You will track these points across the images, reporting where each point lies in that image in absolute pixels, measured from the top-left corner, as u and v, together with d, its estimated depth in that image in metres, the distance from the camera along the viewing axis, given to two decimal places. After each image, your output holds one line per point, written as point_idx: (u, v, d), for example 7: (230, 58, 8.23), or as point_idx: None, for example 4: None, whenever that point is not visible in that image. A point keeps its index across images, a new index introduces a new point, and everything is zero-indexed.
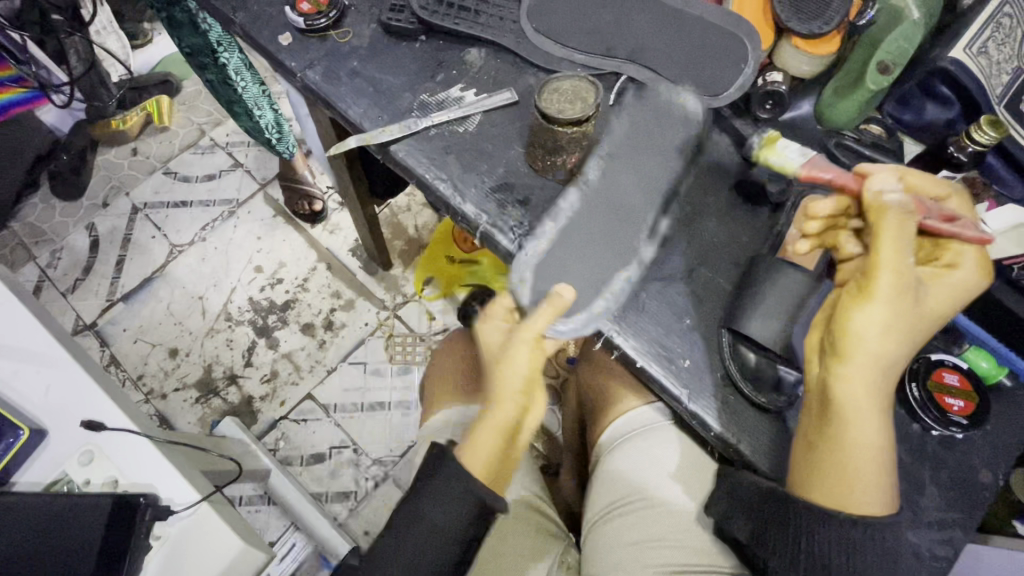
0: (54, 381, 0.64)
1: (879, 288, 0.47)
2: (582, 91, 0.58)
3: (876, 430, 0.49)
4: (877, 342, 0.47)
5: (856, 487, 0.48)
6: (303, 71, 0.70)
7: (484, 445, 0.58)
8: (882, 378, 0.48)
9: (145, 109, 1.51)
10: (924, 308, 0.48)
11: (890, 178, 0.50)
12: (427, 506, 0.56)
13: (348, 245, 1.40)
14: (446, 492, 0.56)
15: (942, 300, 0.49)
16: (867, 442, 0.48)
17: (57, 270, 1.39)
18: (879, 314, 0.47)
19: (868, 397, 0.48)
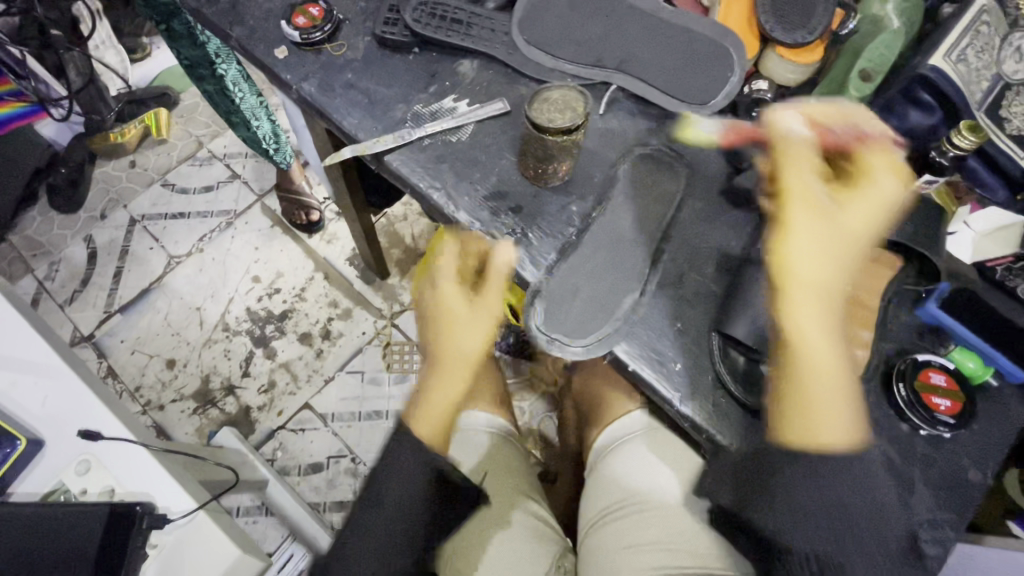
0: (51, 391, 0.64)
1: (793, 216, 0.53)
2: (572, 102, 0.59)
3: (829, 346, 0.51)
4: (806, 263, 0.52)
5: (819, 407, 0.51)
6: (299, 83, 0.72)
7: (433, 412, 0.63)
8: (820, 295, 0.52)
9: (144, 122, 1.53)
10: (839, 229, 0.53)
11: (795, 116, 0.57)
12: (392, 480, 0.61)
13: (346, 254, 1.41)
14: (406, 465, 0.61)
15: (863, 215, 0.53)
16: (823, 359, 0.51)
17: (55, 283, 1.40)
18: (801, 240, 0.52)
19: (812, 312, 0.51)
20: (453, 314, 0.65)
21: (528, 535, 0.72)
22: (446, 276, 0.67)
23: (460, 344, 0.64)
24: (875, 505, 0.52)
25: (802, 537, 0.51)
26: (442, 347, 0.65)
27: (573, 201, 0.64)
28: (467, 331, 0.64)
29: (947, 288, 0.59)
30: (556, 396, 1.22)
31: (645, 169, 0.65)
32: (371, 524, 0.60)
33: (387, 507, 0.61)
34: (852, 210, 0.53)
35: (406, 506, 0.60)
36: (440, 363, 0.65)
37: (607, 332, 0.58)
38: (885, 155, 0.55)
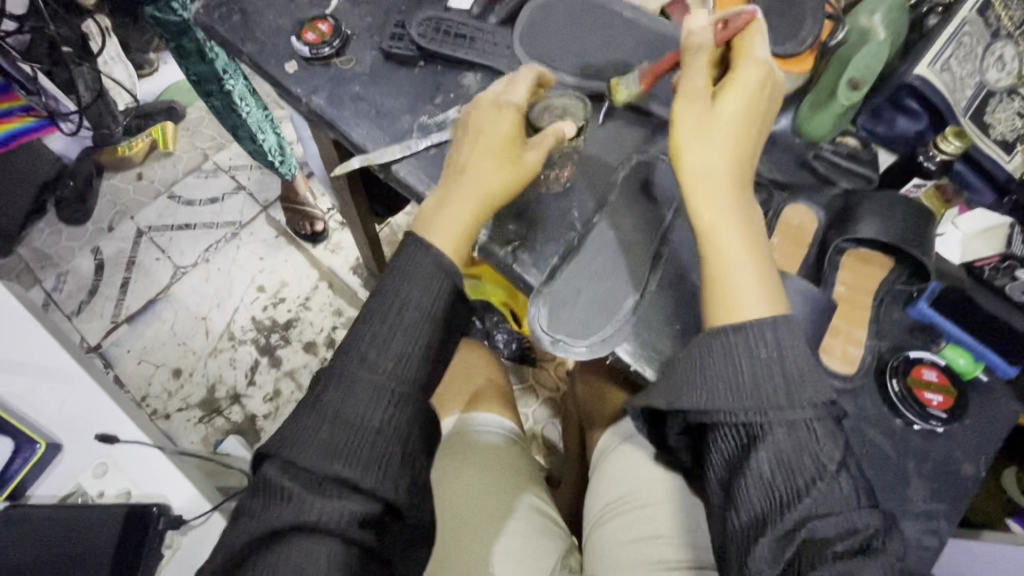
0: (68, 396, 0.66)
1: (681, 123, 0.55)
2: (575, 109, 0.67)
3: (738, 224, 0.54)
4: (703, 157, 0.54)
5: (735, 280, 0.53)
6: (308, 96, 0.74)
7: (446, 228, 0.58)
8: (722, 184, 0.54)
9: (151, 135, 1.57)
10: (738, 123, 0.55)
11: (694, 20, 0.57)
12: (388, 324, 0.54)
13: (350, 263, 1.43)
14: (421, 275, 0.55)
15: (742, 107, 0.55)
16: (735, 243, 0.54)
17: (63, 294, 1.42)
18: (697, 138, 0.54)
19: (718, 199, 0.54)
20: (497, 140, 0.60)
21: (527, 530, 0.74)
22: (506, 101, 0.61)
23: (491, 171, 0.59)
24: (787, 364, 0.50)
25: (726, 406, 0.50)
26: (470, 169, 0.59)
27: (574, 207, 0.67)
28: (503, 161, 0.59)
29: (937, 287, 0.62)
30: (558, 401, 1.24)
31: (644, 175, 0.67)
32: (363, 364, 0.53)
33: (377, 359, 0.53)
34: (728, 105, 0.54)
35: (409, 355, 0.53)
36: (466, 181, 0.59)
37: (607, 334, 0.60)
38: (756, 46, 0.56)
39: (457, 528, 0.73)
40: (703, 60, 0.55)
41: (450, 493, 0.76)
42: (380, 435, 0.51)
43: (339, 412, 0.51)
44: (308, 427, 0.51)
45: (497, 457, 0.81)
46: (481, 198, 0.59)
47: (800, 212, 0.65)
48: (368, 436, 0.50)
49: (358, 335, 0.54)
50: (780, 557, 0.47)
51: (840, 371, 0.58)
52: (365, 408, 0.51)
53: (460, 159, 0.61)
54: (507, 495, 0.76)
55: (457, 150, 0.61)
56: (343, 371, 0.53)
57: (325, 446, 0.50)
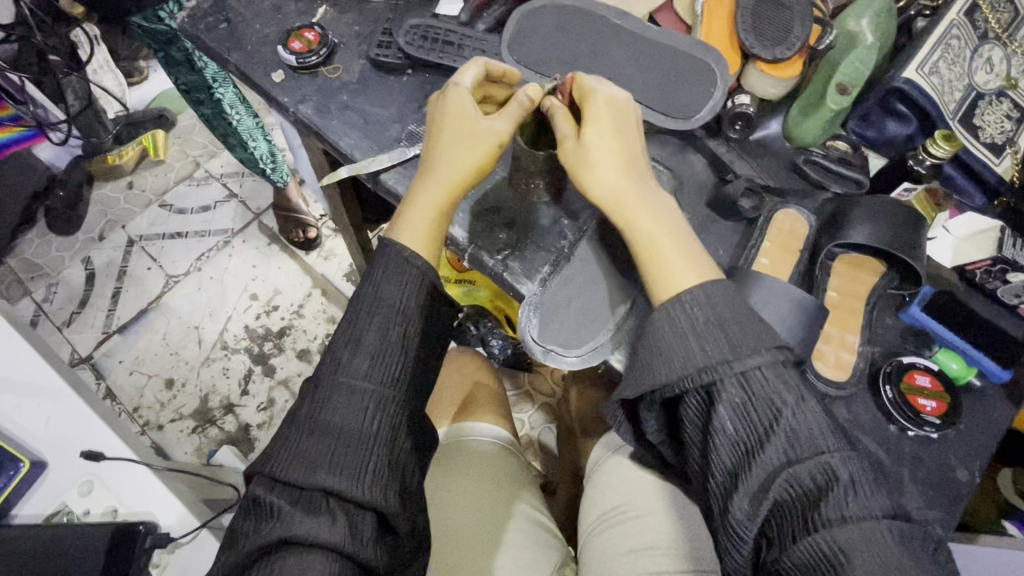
0: (54, 413, 0.64)
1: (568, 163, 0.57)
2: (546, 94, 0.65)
3: (655, 227, 0.55)
4: (599, 176, 0.56)
5: (672, 273, 0.53)
6: (296, 106, 0.74)
7: (417, 220, 0.57)
8: (627, 199, 0.55)
9: (141, 144, 1.55)
10: (609, 147, 0.56)
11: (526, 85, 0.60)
12: (362, 326, 0.53)
13: (343, 270, 1.42)
14: (394, 274, 0.55)
15: (608, 125, 0.57)
16: (664, 243, 0.54)
17: (53, 305, 1.41)
18: (585, 162, 0.56)
19: (632, 212, 0.55)
20: (459, 120, 0.59)
21: (525, 543, 0.73)
22: (460, 83, 0.60)
23: (452, 153, 0.58)
24: (727, 323, 0.49)
25: (682, 360, 0.49)
26: (433, 160, 0.59)
27: (564, 214, 0.67)
28: (465, 139, 0.58)
29: (929, 291, 0.62)
30: (554, 406, 1.23)
31: None
32: (339, 372, 0.52)
33: (353, 364, 0.52)
34: (591, 133, 0.56)
35: (389, 351, 0.53)
36: (428, 172, 0.59)
37: (598, 343, 0.60)
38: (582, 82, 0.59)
39: (442, 533, 0.73)
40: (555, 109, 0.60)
41: (439, 500, 0.76)
42: (363, 444, 0.50)
43: (318, 424, 0.50)
44: (290, 441, 0.50)
45: (488, 465, 0.80)
46: (449, 181, 0.58)
47: (790, 216, 0.63)
48: (350, 442, 0.49)
49: (335, 343, 0.54)
50: (756, 511, 0.45)
51: (832, 378, 0.57)
52: (345, 415, 0.50)
53: (429, 150, 0.60)
54: (499, 504, 0.76)
55: (427, 144, 0.61)
56: (320, 380, 0.52)
57: (307, 457, 0.49)
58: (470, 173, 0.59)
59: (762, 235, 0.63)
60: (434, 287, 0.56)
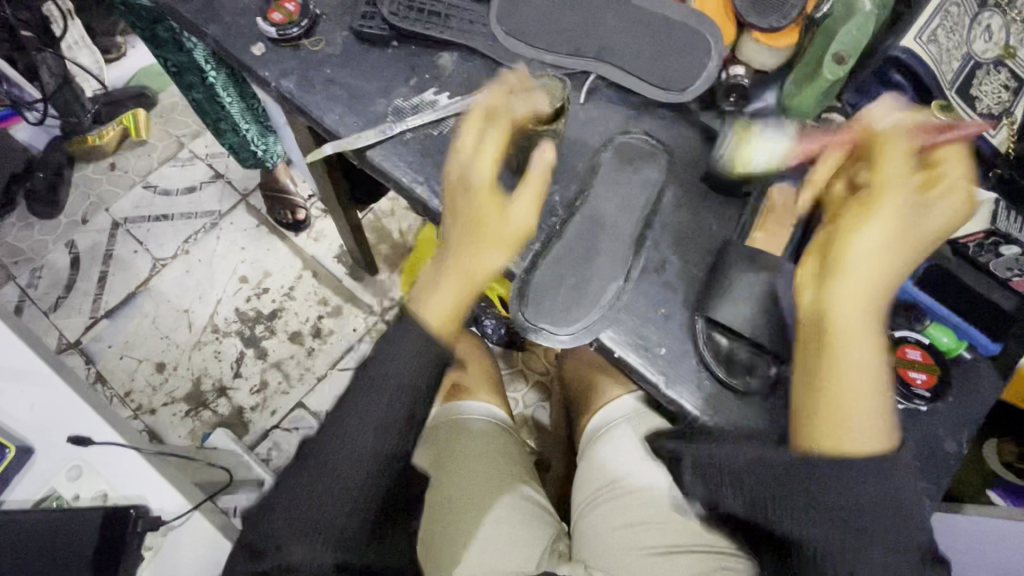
0: (39, 398, 0.64)
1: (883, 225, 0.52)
2: (551, 89, 0.63)
3: (872, 321, 0.53)
4: (879, 250, 0.53)
5: (854, 396, 0.52)
6: (277, 80, 0.71)
7: (438, 299, 0.62)
8: (880, 286, 0.53)
9: (121, 124, 1.50)
10: (924, 227, 0.54)
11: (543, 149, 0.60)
12: (379, 391, 0.73)
13: (334, 251, 1.41)
14: (401, 360, 0.71)
15: (934, 230, 0.54)
16: (861, 353, 0.53)
17: (38, 289, 1.38)
18: (879, 232, 0.53)
19: (871, 298, 0.53)
20: (465, 207, 0.60)
21: (516, 518, 0.73)
22: (473, 167, 0.60)
23: (471, 232, 0.59)
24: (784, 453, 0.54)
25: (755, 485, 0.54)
26: (461, 248, 0.60)
27: (555, 190, 0.65)
28: (480, 220, 0.59)
29: (927, 265, 0.59)
30: (548, 384, 1.24)
31: (626, 155, 0.66)
32: (354, 426, 0.72)
33: (367, 422, 0.72)
34: (932, 212, 0.53)
35: (385, 422, 0.72)
36: (444, 248, 0.63)
37: (590, 321, 0.59)
38: (907, 150, 0.54)
39: (437, 516, 0.73)
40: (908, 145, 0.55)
41: (433, 483, 0.76)
42: (356, 490, 0.68)
43: (330, 462, 0.70)
44: (306, 465, 0.70)
45: (485, 447, 0.79)
46: (472, 274, 0.60)
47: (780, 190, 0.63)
48: (342, 494, 0.68)
49: (348, 406, 0.74)
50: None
51: None
52: (351, 463, 0.70)
53: (449, 234, 0.62)
54: (490, 489, 0.75)
55: (447, 223, 0.62)
56: (339, 427, 0.72)
57: (305, 508, 0.66)
58: (488, 247, 0.59)
59: (755, 209, 0.63)
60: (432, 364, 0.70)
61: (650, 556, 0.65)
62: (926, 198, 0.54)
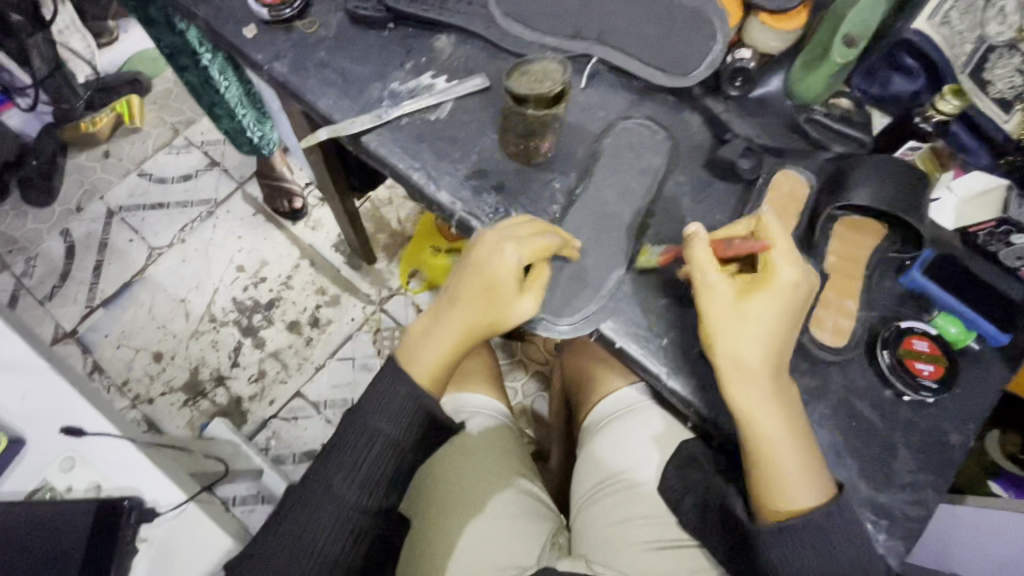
0: (30, 389, 0.63)
1: (713, 317, 0.53)
2: (551, 73, 0.58)
3: (776, 406, 0.51)
4: (741, 348, 0.51)
5: (784, 476, 0.50)
6: (270, 64, 0.69)
7: (428, 357, 0.60)
8: (759, 376, 0.51)
9: (114, 110, 1.47)
10: (768, 309, 0.51)
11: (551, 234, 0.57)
12: (357, 454, 0.57)
13: (331, 240, 1.39)
14: (392, 407, 0.58)
15: (773, 306, 0.51)
16: (780, 435, 0.51)
17: (33, 278, 1.36)
18: (726, 329, 0.52)
19: (757, 391, 0.51)
20: (490, 295, 0.58)
21: (515, 512, 0.72)
22: (504, 259, 0.56)
23: (491, 322, 0.58)
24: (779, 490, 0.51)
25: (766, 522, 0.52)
26: (463, 323, 0.59)
27: (555, 177, 0.64)
28: (508, 314, 0.57)
29: (931, 254, 0.60)
30: (547, 374, 1.23)
31: (628, 141, 0.64)
32: (327, 494, 0.57)
33: (343, 491, 0.57)
34: (755, 303, 0.51)
35: (385, 466, 0.58)
36: (456, 318, 0.60)
37: (590, 311, 0.58)
38: (708, 262, 0.54)
39: (437, 509, 0.72)
40: (707, 252, 0.54)
41: (431, 476, 0.75)
42: (329, 569, 0.55)
43: (298, 539, 0.55)
44: (270, 535, 0.56)
45: (488, 447, 0.78)
46: (467, 345, 0.60)
47: (790, 177, 0.61)
48: (329, 532, 0.56)
49: (335, 443, 0.59)
50: None
51: (829, 343, 0.56)
52: (322, 539, 0.56)
53: (461, 301, 0.60)
54: (491, 483, 0.74)
55: (465, 290, 0.59)
56: (307, 496, 0.57)
57: (289, 536, 0.56)
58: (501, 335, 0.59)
59: (760, 197, 0.61)
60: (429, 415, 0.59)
61: (649, 550, 0.65)
62: (759, 287, 0.52)
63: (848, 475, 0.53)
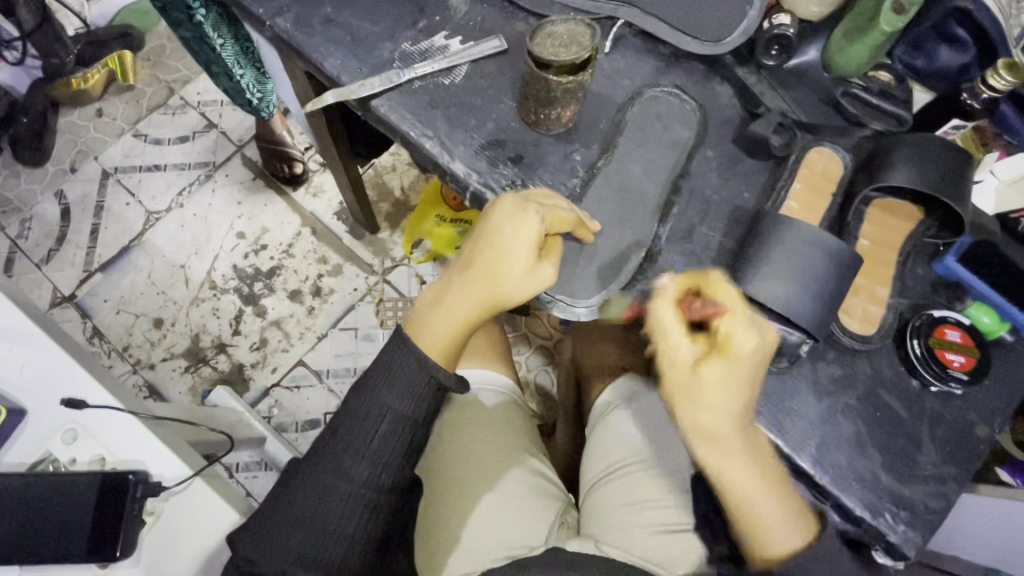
0: (29, 358, 0.61)
1: (674, 388, 0.48)
2: (578, 36, 0.54)
3: (750, 467, 0.48)
4: (711, 423, 0.47)
5: (765, 520, 0.49)
6: (272, 19, 0.64)
7: (439, 325, 0.57)
8: (730, 445, 0.47)
9: (106, 66, 1.41)
10: (734, 385, 0.46)
11: (563, 205, 0.54)
12: (367, 432, 0.56)
13: (333, 208, 1.35)
14: (402, 380, 0.56)
15: (738, 374, 0.46)
16: (760, 495, 0.48)
17: (29, 241, 1.33)
18: (691, 403, 0.47)
19: (730, 458, 0.47)
20: (507, 260, 0.54)
21: (525, 494, 0.72)
22: (526, 222, 0.52)
23: (508, 291, 0.55)
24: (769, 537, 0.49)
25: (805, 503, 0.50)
26: (471, 294, 0.56)
27: (577, 149, 0.60)
28: (529, 282, 0.54)
29: (968, 241, 0.57)
30: (551, 349, 1.22)
31: (655, 111, 0.61)
32: (339, 473, 0.55)
33: (356, 469, 0.55)
34: (713, 376, 0.46)
35: (393, 448, 0.56)
36: (470, 286, 0.56)
37: (611, 293, 0.56)
38: (673, 327, 0.48)
39: (445, 486, 0.72)
40: (672, 315, 0.48)
41: (440, 454, 0.75)
42: (345, 546, 0.55)
43: (313, 515, 0.54)
44: (284, 512, 0.55)
45: (499, 424, 0.77)
46: (476, 316, 0.57)
47: (824, 154, 0.58)
48: (339, 512, 0.55)
49: (342, 424, 0.57)
50: None
51: (857, 331, 0.55)
52: (338, 517, 0.55)
53: (470, 271, 0.57)
54: (499, 463, 0.73)
55: (477, 258, 0.56)
56: (319, 476, 0.56)
57: (300, 516, 0.55)
58: (517, 304, 0.56)
59: (792, 175, 0.58)
60: (442, 386, 0.57)
61: (659, 533, 0.65)
62: (719, 356, 0.47)
63: (870, 466, 0.53)
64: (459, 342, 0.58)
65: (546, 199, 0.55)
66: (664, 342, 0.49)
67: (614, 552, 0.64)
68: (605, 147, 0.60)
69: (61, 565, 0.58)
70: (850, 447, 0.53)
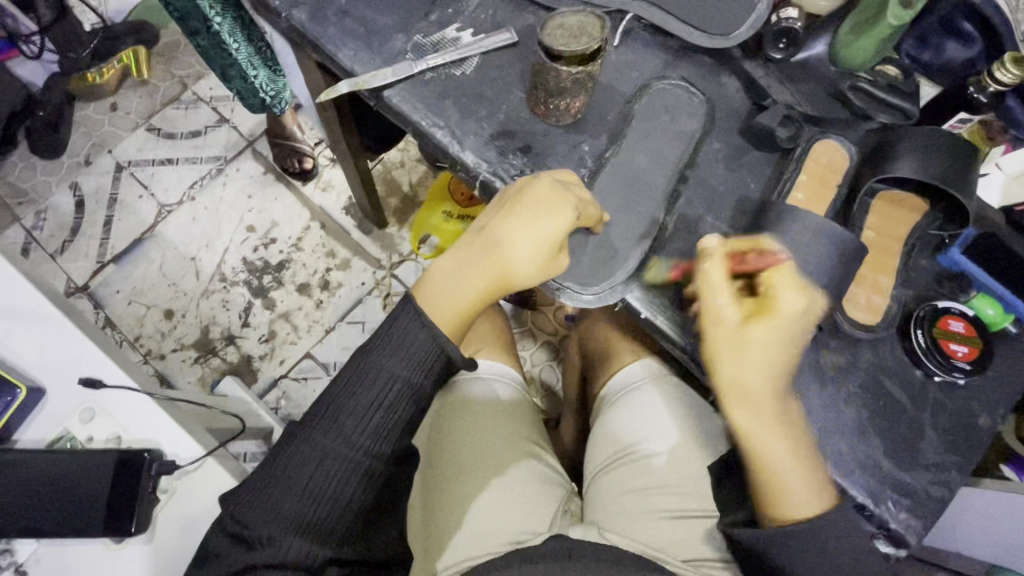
0: (48, 339, 0.63)
1: (713, 340, 0.51)
2: (589, 27, 0.54)
3: (776, 426, 0.50)
4: (744, 374, 0.50)
5: (781, 484, 0.50)
6: (288, 11, 0.66)
7: (453, 300, 0.59)
8: (759, 402, 0.50)
9: (121, 61, 1.45)
10: (769, 346, 0.50)
11: (585, 194, 0.55)
12: (373, 398, 0.56)
13: (343, 203, 1.37)
14: (410, 351, 0.57)
15: (781, 336, 0.50)
16: (771, 449, 0.51)
17: (44, 232, 1.35)
18: (725, 353, 0.51)
19: (755, 414, 0.51)
20: (527, 244, 0.55)
21: (528, 477, 0.73)
22: (559, 211, 0.53)
23: (523, 274, 0.56)
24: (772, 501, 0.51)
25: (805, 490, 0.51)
26: (487, 273, 0.58)
27: (585, 140, 0.61)
28: (544, 267, 0.56)
29: (972, 233, 0.58)
30: (556, 345, 1.23)
31: (663, 104, 0.61)
32: (341, 438, 0.56)
33: (358, 435, 0.56)
34: (757, 332, 0.50)
35: (399, 416, 0.57)
36: (488, 266, 0.58)
37: (615, 281, 0.57)
38: (719, 284, 0.51)
39: (450, 468, 0.73)
40: (718, 272, 0.52)
41: (446, 438, 0.76)
42: (343, 510, 0.56)
43: (312, 479, 0.55)
44: (281, 475, 0.55)
45: (504, 409, 0.78)
46: (487, 295, 0.59)
47: (830, 147, 0.59)
48: (340, 478, 0.56)
49: (345, 390, 0.57)
50: None
51: (862, 321, 0.55)
52: (338, 482, 0.56)
53: (492, 250, 0.58)
54: (504, 446, 0.75)
55: (499, 238, 0.57)
56: (320, 440, 0.56)
57: (298, 481, 0.55)
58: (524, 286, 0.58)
59: (798, 167, 0.58)
60: (450, 360, 0.58)
61: (664, 519, 0.66)
62: (762, 317, 0.50)
63: (872, 453, 0.54)
64: (468, 318, 0.60)
65: (574, 186, 0.56)
66: (709, 296, 0.52)
67: (616, 539, 0.65)
68: (613, 138, 0.61)
69: (77, 541, 0.59)
70: (853, 434, 0.54)
